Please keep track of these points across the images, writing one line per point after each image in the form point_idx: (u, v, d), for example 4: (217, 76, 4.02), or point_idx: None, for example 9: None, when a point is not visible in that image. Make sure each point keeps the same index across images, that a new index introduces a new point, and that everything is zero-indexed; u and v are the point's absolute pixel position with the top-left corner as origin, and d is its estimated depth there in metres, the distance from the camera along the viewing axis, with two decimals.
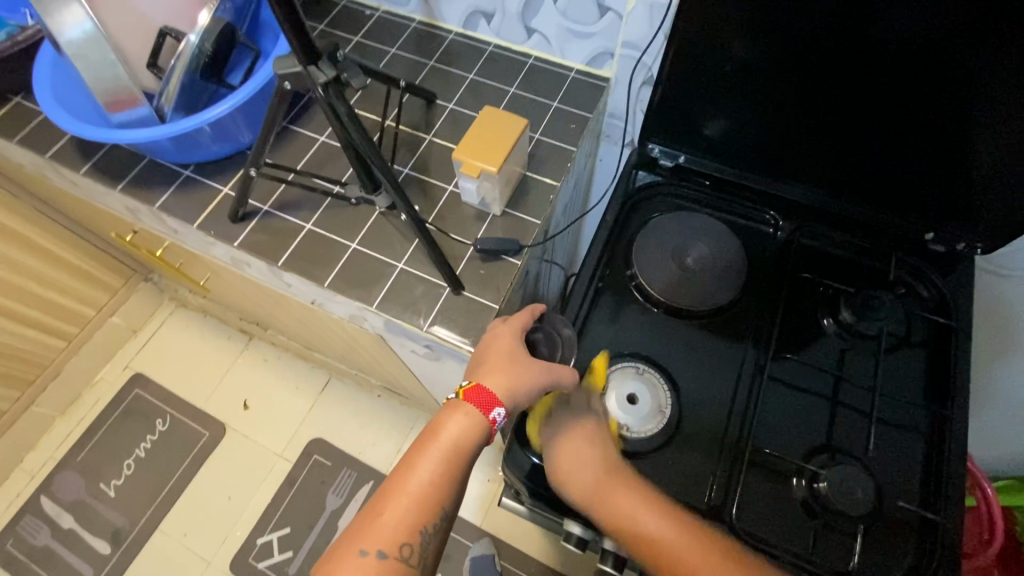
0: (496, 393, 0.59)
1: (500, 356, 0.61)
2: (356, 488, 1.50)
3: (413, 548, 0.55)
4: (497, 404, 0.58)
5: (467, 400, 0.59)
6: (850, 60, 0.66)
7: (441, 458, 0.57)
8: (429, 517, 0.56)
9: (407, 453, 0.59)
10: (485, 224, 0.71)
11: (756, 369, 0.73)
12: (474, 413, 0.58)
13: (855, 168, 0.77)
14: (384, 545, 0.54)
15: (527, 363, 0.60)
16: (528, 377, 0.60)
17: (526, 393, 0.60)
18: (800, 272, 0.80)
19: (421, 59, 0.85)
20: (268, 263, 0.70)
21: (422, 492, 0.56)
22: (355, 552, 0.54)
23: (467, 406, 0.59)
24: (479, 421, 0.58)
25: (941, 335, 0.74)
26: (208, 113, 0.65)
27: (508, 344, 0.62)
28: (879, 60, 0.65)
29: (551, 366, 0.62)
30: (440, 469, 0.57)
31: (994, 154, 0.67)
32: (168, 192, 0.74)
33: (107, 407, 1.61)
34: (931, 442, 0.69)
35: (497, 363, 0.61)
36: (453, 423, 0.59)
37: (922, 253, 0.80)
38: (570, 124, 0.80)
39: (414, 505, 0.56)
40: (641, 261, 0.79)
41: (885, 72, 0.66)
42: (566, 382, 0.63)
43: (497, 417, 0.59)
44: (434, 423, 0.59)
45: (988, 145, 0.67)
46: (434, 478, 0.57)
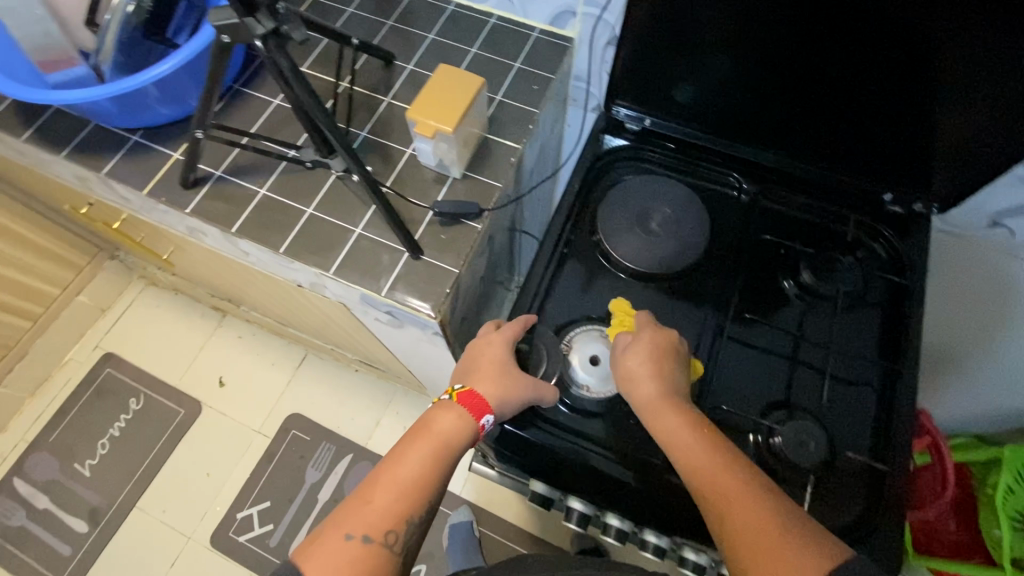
0: (488, 401, 0.64)
1: (491, 365, 0.67)
2: (335, 462, 1.50)
3: (398, 535, 0.55)
4: (487, 412, 0.63)
5: (460, 403, 0.63)
6: (825, 26, 0.65)
7: (431, 451, 0.59)
8: (414, 507, 0.56)
9: (398, 445, 0.61)
10: (445, 187, 0.70)
11: (717, 331, 0.75)
12: (466, 415, 0.62)
13: (821, 131, 0.77)
14: (371, 531, 0.54)
15: (517, 377, 0.66)
16: (518, 390, 0.65)
17: (513, 405, 0.65)
18: (762, 234, 0.80)
19: (380, 18, 0.82)
20: (223, 230, 0.68)
21: (409, 481, 0.57)
22: (340, 534, 0.54)
23: (459, 408, 0.62)
24: (469, 423, 0.62)
25: (895, 293, 0.76)
26: (149, 72, 0.62)
27: (499, 355, 0.67)
28: (849, 25, 0.64)
29: (538, 383, 0.67)
30: (430, 461, 0.58)
31: (956, 120, 0.67)
32: (115, 157, 0.72)
33: (78, 387, 1.59)
34: (884, 396, 0.71)
35: (488, 374, 0.66)
36: (445, 421, 0.61)
37: (880, 214, 0.80)
38: (533, 85, 0.78)
39: (403, 492, 0.57)
40: (605, 226, 0.79)
41: (857, 38, 0.65)
42: (546, 400, 0.68)
43: (485, 424, 0.64)
44: (424, 419, 0.62)
45: (951, 110, 0.67)
46: (423, 468, 0.58)
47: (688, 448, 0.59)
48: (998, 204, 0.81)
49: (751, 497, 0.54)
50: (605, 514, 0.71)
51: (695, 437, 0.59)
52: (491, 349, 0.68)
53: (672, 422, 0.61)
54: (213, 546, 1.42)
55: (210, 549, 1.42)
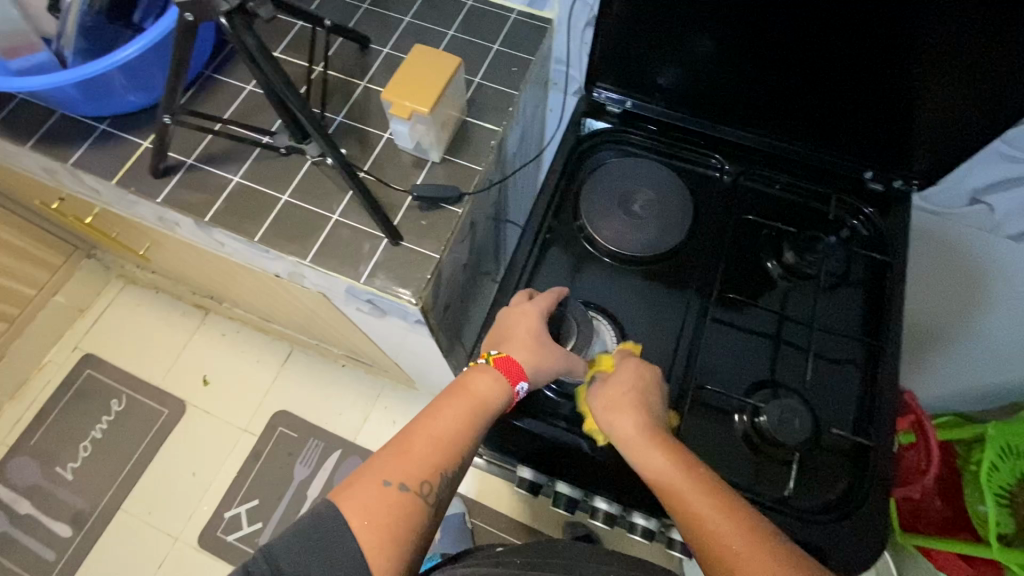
0: (524, 368, 0.63)
1: (526, 334, 0.65)
2: (324, 458, 1.49)
3: (432, 486, 0.56)
4: (522, 378, 0.63)
5: (497, 367, 0.63)
6: (809, 5, 0.65)
7: (467, 410, 0.60)
8: (448, 462, 0.58)
9: (435, 401, 0.62)
10: (424, 172, 0.69)
11: (700, 313, 0.74)
12: (502, 379, 0.62)
13: (803, 110, 0.77)
14: (408, 479, 0.55)
15: (552, 346, 0.65)
16: (552, 359, 0.64)
17: (547, 373, 0.64)
18: (745, 215, 0.80)
19: (354, 1, 0.80)
20: (195, 220, 0.66)
21: (444, 437, 0.58)
22: (378, 479, 0.55)
23: (496, 371, 0.63)
24: (504, 386, 0.62)
25: (877, 271, 0.76)
26: (112, 57, 0.60)
27: (534, 325, 0.65)
28: (831, 4, 0.64)
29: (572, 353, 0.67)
30: (466, 419, 0.59)
31: (938, 97, 0.67)
32: (82, 147, 0.70)
33: (57, 390, 1.55)
34: (868, 373, 0.71)
35: (524, 341, 0.64)
36: (481, 383, 0.62)
37: (861, 193, 0.81)
38: (512, 68, 0.77)
39: (438, 447, 0.58)
40: (588, 210, 0.78)
41: (843, 15, 0.64)
42: (579, 370, 0.67)
43: (519, 390, 0.64)
44: (462, 378, 0.63)
45: (933, 88, 0.67)
46: (458, 426, 0.59)
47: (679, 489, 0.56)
48: (977, 180, 0.81)
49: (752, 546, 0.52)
50: (592, 497, 0.71)
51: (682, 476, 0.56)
52: (526, 317, 0.66)
53: (656, 460, 0.58)
54: (201, 547, 1.41)
55: (198, 550, 1.40)
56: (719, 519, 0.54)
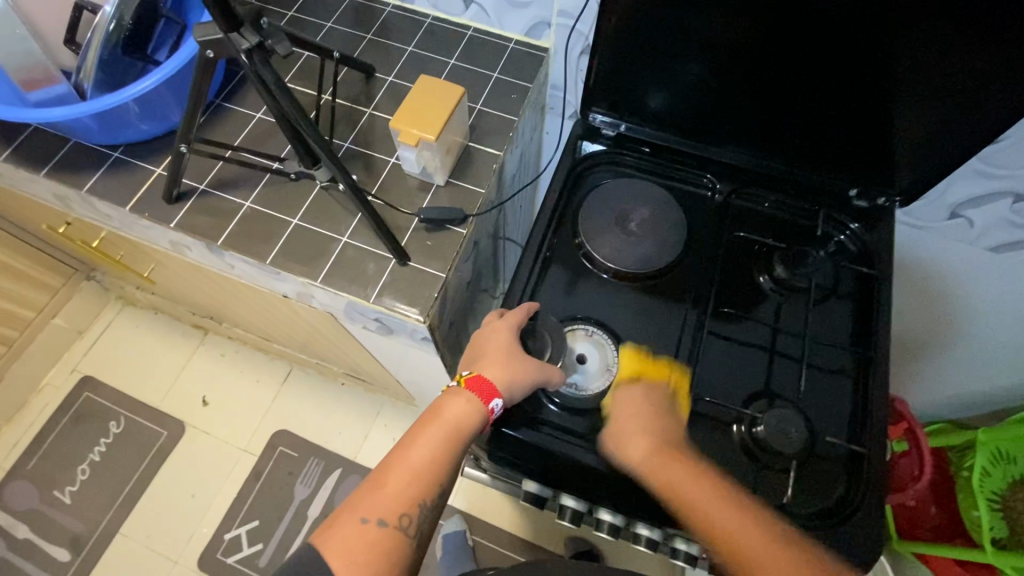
0: (496, 384, 0.64)
1: (496, 351, 0.67)
2: (325, 477, 1.49)
3: (412, 519, 0.58)
4: (496, 396, 0.64)
5: (469, 389, 0.63)
6: (791, 34, 0.69)
7: (441, 437, 0.61)
8: (427, 491, 0.59)
9: (410, 430, 0.63)
10: (429, 195, 0.71)
11: (697, 327, 0.77)
12: (475, 401, 0.63)
13: (788, 131, 0.81)
14: (385, 514, 0.57)
15: (523, 360, 0.66)
16: (524, 373, 0.65)
17: (521, 387, 0.65)
18: (736, 231, 0.83)
19: (359, 32, 0.84)
20: (207, 243, 0.68)
21: (422, 467, 0.60)
22: (356, 518, 0.56)
23: (468, 394, 0.63)
24: (478, 408, 0.63)
25: (865, 284, 0.79)
26: (131, 89, 0.62)
27: (504, 340, 0.67)
28: (811, 33, 0.68)
29: (546, 365, 0.68)
30: (441, 448, 0.61)
31: (914, 118, 0.72)
32: (96, 175, 0.72)
33: (55, 412, 1.55)
34: (858, 383, 0.74)
35: (494, 357, 0.66)
36: (454, 407, 0.63)
37: (847, 209, 0.84)
38: (511, 94, 0.80)
39: (415, 478, 0.59)
40: (587, 229, 0.81)
41: (823, 43, 0.69)
42: (556, 380, 0.68)
43: (495, 407, 0.64)
44: (436, 404, 0.63)
45: (909, 109, 0.71)
46: (434, 455, 0.60)
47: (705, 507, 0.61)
48: (958, 196, 0.84)
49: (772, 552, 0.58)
50: (596, 510, 0.73)
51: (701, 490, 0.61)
52: (497, 334, 0.68)
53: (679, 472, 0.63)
54: (201, 569, 1.39)
55: (198, 572, 1.39)
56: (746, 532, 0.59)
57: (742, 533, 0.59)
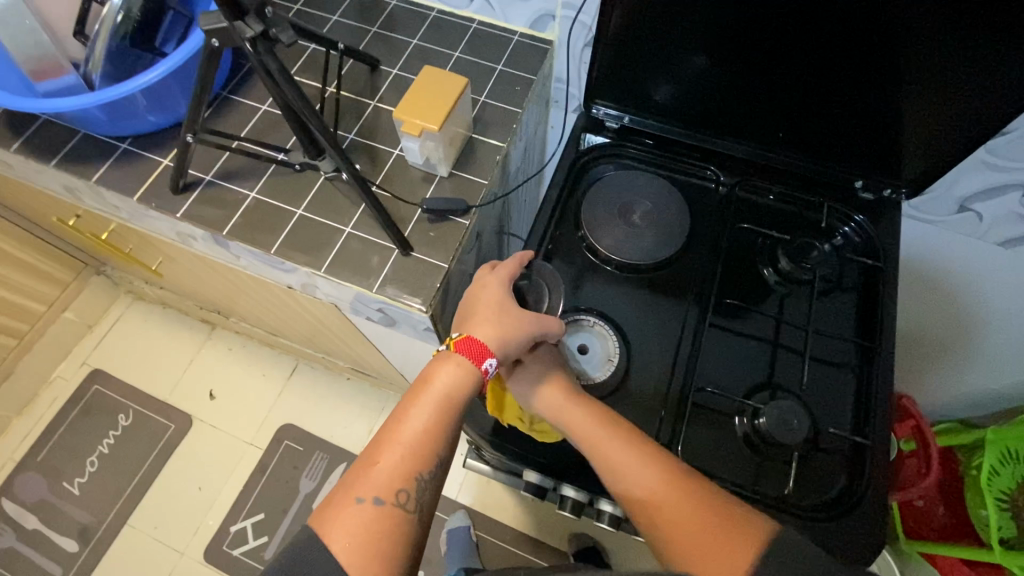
0: (487, 343, 0.63)
1: (488, 308, 0.66)
2: (329, 470, 1.50)
3: (409, 494, 0.58)
4: (487, 354, 0.63)
5: (457, 351, 0.63)
6: (793, 25, 0.69)
7: (433, 405, 0.61)
8: (423, 464, 0.59)
9: (401, 402, 0.62)
10: (432, 186, 0.72)
11: (700, 319, 0.77)
12: (466, 363, 0.62)
13: (792, 122, 0.80)
14: (381, 491, 0.57)
15: (516, 314, 0.66)
16: (519, 328, 0.65)
17: (516, 341, 0.65)
18: (741, 224, 0.83)
19: (364, 26, 0.84)
20: (212, 233, 0.69)
21: (416, 439, 0.60)
22: (352, 499, 0.56)
23: (458, 356, 0.63)
24: (470, 370, 0.62)
25: (871, 276, 0.79)
26: (136, 80, 0.63)
27: (495, 296, 0.67)
28: (814, 24, 0.68)
29: (538, 318, 0.67)
30: (434, 416, 0.60)
31: (920, 108, 0.71)
32: (105, 166, 0.73)
33: (65, 405, 1.57)
34: (862, 377, 0.73)
35: (486, 316, 0.65)
36: (444, 374, 0.62)
37: (853, 202, 0.83)
38: (515, 87, 0.80)
39: (408, 451, 0.59)
40: (590, 221, 0.81)
41: (826, 33, 0.68)
42: (552, 331, 0.68)
43: (489, 368, 0.63)
44: (425, 374, 0.63)
45: (914, 99, 0.70)
46: (427, 425, 0.60)
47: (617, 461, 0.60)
48: (966, 188, 0.83)
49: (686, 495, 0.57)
50: (598, 501, 0.72)
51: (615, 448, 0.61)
52: (487, 290, 0.68)
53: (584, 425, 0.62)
54: (207, 561, 1.41)
55: (204, 563, 1.41)
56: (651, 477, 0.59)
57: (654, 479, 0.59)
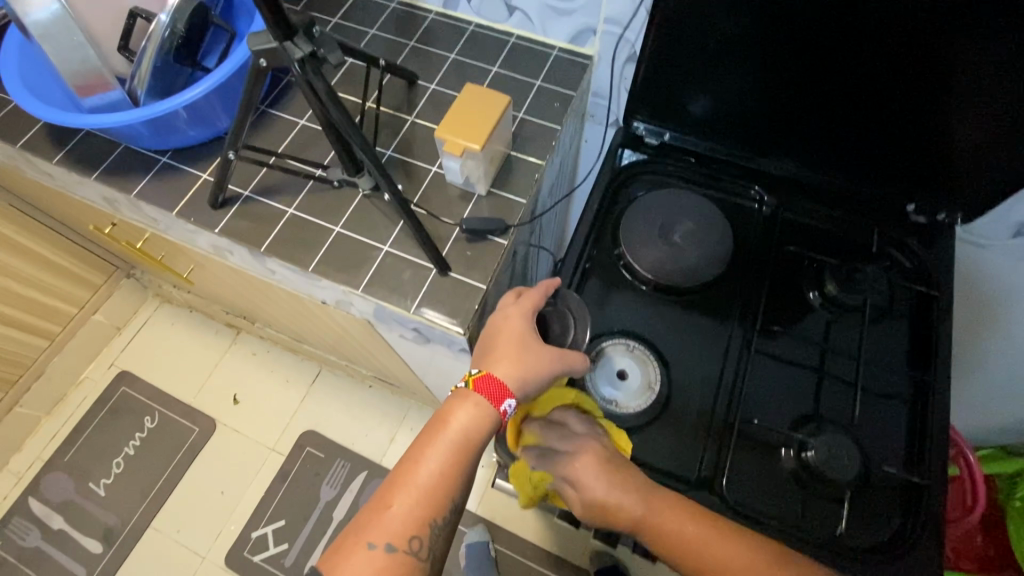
0: (507, 383, 0.61)
1: (510, 342, 0.63)
2: (350, 479, 1.50)
3: (422, 540, 0.57)
4: (507, 396, 0.61)
5: (476, 392, 0.61)
6: (839, 38, 0.67)
7: (448, 451, 0.59)
8: (436, 509, 0.58)
9: (415, 443, 0.61)
10: (470, 205, 0.70)
11: (744, 344, 0.74)
12: (482, 406, 0.60)
13: (836, 140, 0.78)
14: (393, 538, 0.56)
15: (538, 351, 0.63)
16: (539, 366, 0.62)
17: (538, 380, 0.62)
18: (786, 245, 0.80)
19: (402, 40, 0.84)
20: (250, 250, 0.69)
21: (429, 484, 0.59)
22: (365, 543, 0.56)
23: (476, 398, 0.61)
24: (487, 413, 0.60)
25: (923, 304, 0.75)
26: (182, 96, 0.64)
27: (518, 328, 0.64)
28: (861, 37, 0.66)
29: (563, 352, 0.64)
30: (448, 461, 0.59)
31: (975, 125, 0.68)
32: (145, 179, 0.73)
33: (93, 405, 1.60)
34: (913, 410, 0.70)
35: (507, 352, 0.63)
36: (460, 415, 0.60)
37: (903, 224, 0.80)
38: (554, 103, 0.79)
39: (422, 495, 0.58)
40: (629, 239, 0.79)
41: (882, 48, 0.66)
42: (578, 367, 0.65)
43: (508, 409, 0.61)
44: (441, 413, 0.61)
45: (970, 116, 0.67)
46: (440, 470, 0.59)
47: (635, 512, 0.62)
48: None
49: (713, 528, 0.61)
50: None
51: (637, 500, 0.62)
52: (510, 323, 0.65)
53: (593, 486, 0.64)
54: (227, 566, 1.41)
55: (225, 569, 1.41)
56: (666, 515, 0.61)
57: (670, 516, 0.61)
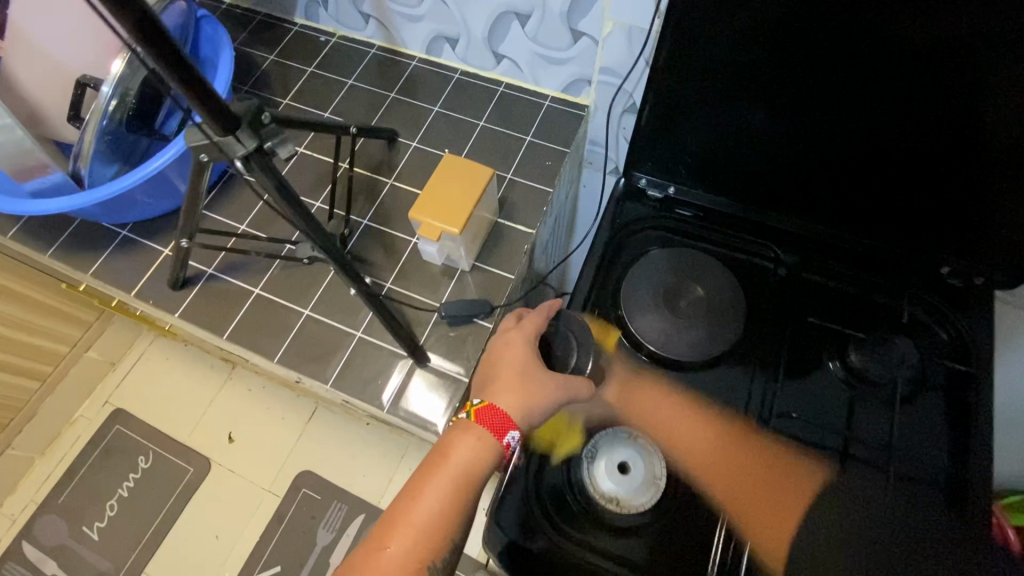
0: (510, 414, 0.53)
1: (511, 369, 0.56)
2: (348, 522, 1.41)
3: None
4: (511, 427, 0.53)
5: (478, 423, 0.53)
6: (855, 74, 0.59)
7: (449, 486, 0.51)
8: (436, 550, 0.50)
9: (414, 476, 0.53)
10: (453, 282, 0.64)
11: (760, 421, 0.67)
12: (486, 438, 0.52)
13: (855, 188, 0.70)
14: None
15: (542, 378, 0.56)
16: (544, 397, 0.55)
17: (542, 412, 0.55)
18: (806, 316, 0.72)
19: (382, 90, 0.77)
20: (214, 335, 0.63)
21: (429, 522, 0.50)
22: None
23: (478, 429, 0.53)
24: (490, 446, 0.53)
25: (958, 383, 0.67)
26: (136, 175, 0.58)
27: (521, 354, 0.57)
28: (882, 71, 0.58)
29: (568, 379, 0.58)
30: (449, 498, 0.51)
31: (1014, 170, 0.60)
32: (105, 254, 0.67)
33: (86, 447, 1.52)
34: (952, 508, 0.62)
35: (508, 380, 0.55)
36: (463, 446, 0.53)
37: (935, 288, 0.72)
38: (546, 161, 0.72)
39: (420, 536, 0.50)
40: (629, 305, 0.72)
41: (916, 90, 0.58)
42: (582, 394, 0.58)
43: (511, 442, 0.53)
44: (442, 444, 0.53)
45: (1008, 161, 0.60)
46: (442, 507, 0.51)
47: (671, 424, 0.67)
48: None
49: (720, 448, 0.65)
50: None
51: (670, 410, 0.68)
52: (511, 348, 0.58)
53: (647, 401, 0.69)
54: None
55: None
56: (687, 420, 0.67)
57: (701, 442, 0.66)
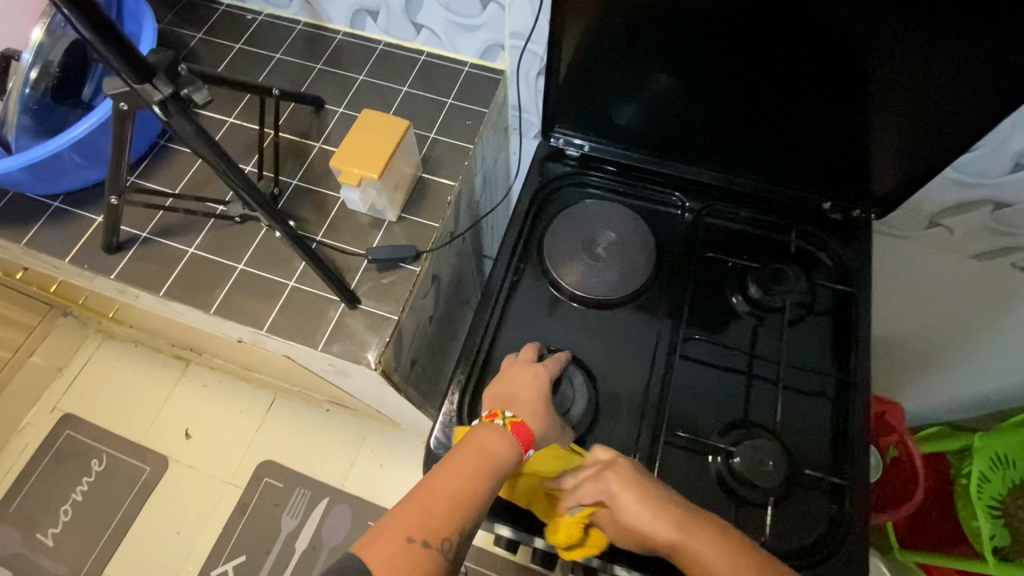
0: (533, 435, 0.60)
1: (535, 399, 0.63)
2: (312, 507, 1.40)
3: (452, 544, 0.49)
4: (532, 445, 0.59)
5: (512, 430, 0.58)
6: (747, 40, 0.65)
7: (481, 465, 0.54)
8: (468, 518, 0.51)
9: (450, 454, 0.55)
10: (381, 231, 0.69)
11: (670, 349, 0.74)
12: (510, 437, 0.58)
13: (754, 138, 0.77)
14: (429, 534, 0.49)
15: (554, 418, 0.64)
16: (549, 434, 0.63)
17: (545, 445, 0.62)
18: (706, 251, 0.80)
19: (308, 62, 0.81)
20: (151, 294, 0.65)
21: (467, 489, 0.52)
22: (401, 534, 0.48)
23: (511, 434, 0.58)
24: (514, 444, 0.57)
25: (843, 302, 0.76)
26: (63, 139, 0.61)
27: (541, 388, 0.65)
28: (773, 36, 0.63)
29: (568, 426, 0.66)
30: (483, 476, 0.53)
31: (887, 120, 0.67)
32: (37, 225, 0.69)
33: (34, 454, 1.47)
34: (837, 410, 0.70)
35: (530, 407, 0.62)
36: (494, 439, 0.57)
37: (823, 223, 0.81)
38: (467, 121, 0.77)
39: (458, 499, 0.51)
40: (552, 253, 0.78)
41: (795, 52, 0.64)
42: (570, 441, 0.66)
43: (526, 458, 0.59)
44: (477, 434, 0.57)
45: (882, 113, 0.67)
46: (476, 482, 0.53)
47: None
48: (935, 206, 0.82)
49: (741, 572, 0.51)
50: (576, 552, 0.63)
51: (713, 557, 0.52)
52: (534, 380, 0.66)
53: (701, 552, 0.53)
54: None
55: None
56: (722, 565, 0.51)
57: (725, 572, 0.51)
